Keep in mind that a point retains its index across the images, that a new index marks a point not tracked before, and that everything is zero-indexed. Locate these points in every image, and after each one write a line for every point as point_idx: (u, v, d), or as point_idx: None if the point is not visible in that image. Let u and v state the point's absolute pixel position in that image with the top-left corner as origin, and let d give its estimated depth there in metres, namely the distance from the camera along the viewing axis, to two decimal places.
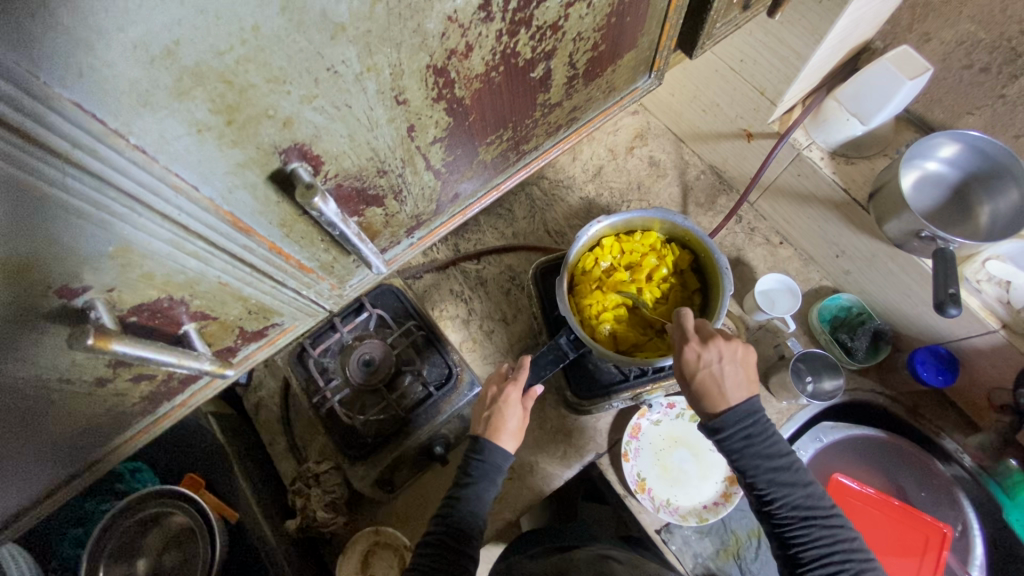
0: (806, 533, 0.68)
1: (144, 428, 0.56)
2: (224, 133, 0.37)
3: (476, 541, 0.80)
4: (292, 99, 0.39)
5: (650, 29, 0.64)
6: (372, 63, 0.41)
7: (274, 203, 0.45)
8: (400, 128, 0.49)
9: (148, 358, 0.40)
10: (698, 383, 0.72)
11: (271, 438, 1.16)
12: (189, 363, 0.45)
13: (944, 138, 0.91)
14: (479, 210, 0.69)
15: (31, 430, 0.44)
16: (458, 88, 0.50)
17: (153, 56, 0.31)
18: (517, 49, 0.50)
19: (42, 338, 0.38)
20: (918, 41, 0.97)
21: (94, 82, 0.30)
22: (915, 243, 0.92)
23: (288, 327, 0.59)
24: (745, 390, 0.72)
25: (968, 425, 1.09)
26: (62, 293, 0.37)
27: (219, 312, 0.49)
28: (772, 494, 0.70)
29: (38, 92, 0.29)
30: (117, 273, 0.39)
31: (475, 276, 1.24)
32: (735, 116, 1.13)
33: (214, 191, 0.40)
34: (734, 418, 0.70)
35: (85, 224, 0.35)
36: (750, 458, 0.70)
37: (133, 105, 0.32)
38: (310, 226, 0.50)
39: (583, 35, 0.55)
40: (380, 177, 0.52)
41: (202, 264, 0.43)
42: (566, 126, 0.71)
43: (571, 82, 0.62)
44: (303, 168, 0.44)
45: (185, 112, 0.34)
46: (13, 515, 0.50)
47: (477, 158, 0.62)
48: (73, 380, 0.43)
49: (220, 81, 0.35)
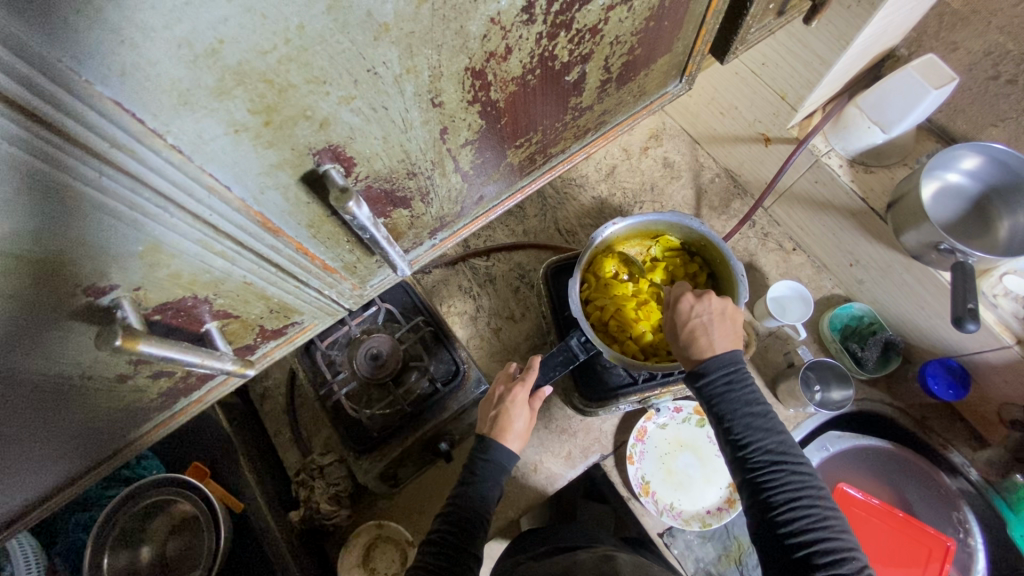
0: (776, 477, 0.68)
1: (160, 424, 0.56)
2: (260, 133, 0.37)
3: (480, 537, 0.80)
4: (330, 100, 0.38)
5: (685, 34, 0.62)
6: (412, 65, 0.40)
7: (304, 203, 0.44)
8: (433, 131, 0.48)
9: (174, 359, 0.39)
10: (689, 331, 0.77)
11: (276, 428, 1.16)
12: (212, 363, 0.43)
13: (966, 149, 0.90)
14: (502, 212, 0.69)
15: (50, 424, 0.44)
16: (494, 91, 0.49)
17: (196, 54, 0.30)
18: (555, 52, 0.49)
19: (67, 336, 0.38)
20: (944, 49, 0.96)
21: (135, 80, 0.29)
22: (933, 255, 0.91)
23: (307, 326, 0.58)
24: (732, 344, 0.77)
25: (977, 440, 1.08)
26: (89, 291, 0.36)
27: (242, 311, 0.48)
28: (747, 437, 0.71)
29: (78, 90, 0.28)
30: (144, 272, 0.38)
31: (485, 273, 1.23)
32: (753, 120, 1.11)
33: (246, 191, 0.40)
34: (717, 362, 0.74)
35: (117, 223, 0.34)
36: (728, 402, 0.72)
37: (172, 104, 0.31)
38: (338, 227, 0.49)
39: (620, 39, 0.54)
40: (410, 179, 0.51)
41: (229, 264, 0.43)
42: (595, 130, 0.70)
43: (604, 85, 0.61)
44: (335, 170, 0.43)
45: (224, 112, 0.34)
46: (25, 508, 0.50)
47: (504, 161, 0.61)
48: (95, 376, 0.43)
49: (261, 81, 0.34)
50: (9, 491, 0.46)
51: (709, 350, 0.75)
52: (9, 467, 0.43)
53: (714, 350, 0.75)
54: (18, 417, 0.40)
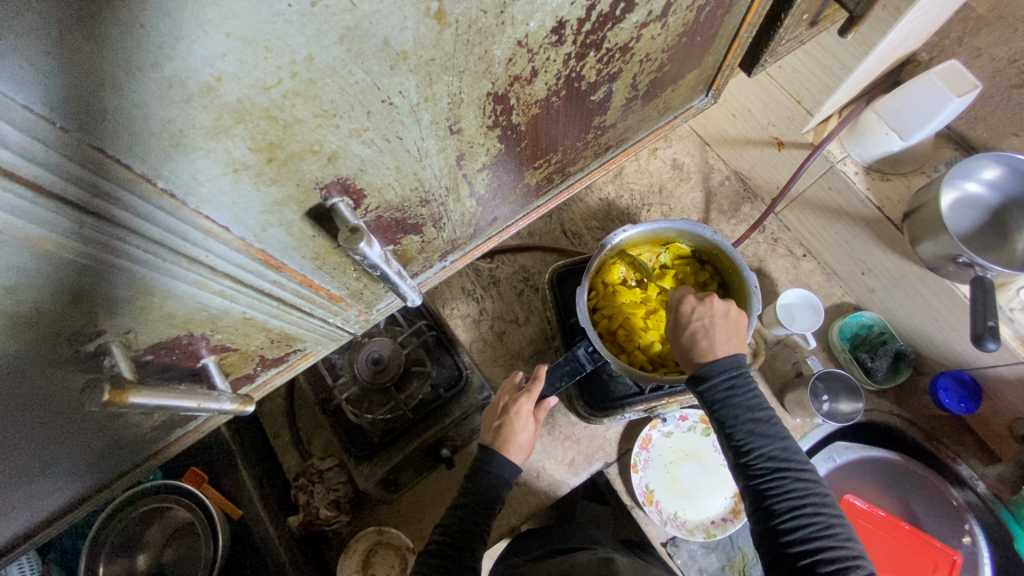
0: (780, 485, 0.66)
1: (155, 451, 0.55)
2: (263, 171, 0.34)
3: (479, 549, 0.78)
4: (340, 133, 0.35)
5: (716, 49, 0.59)
6: (430, 93, 0.38)
7: (310, 237, 0.42)
8: (450, 157, 0.46)
9: (171, 407, 0.36)
10: (690, 333, 0.74)
11: (275, 430, 1.12)
12: (209, 404, 0.41)
13: (986, 160, 0.88)
14: (517, 231, 0.66)
15: (40, 468, 0.42)
16: (516, 115, 0.46)
17: (190, 93, 0.27)
18: (583, 72, 0.47)
19: (51, 387, 0.35)
20: (968, 56, 0.92)
21: (120, 124, 0.27)
22: (950, 267, 0.89)
23: (309, 352, 0.56)
24: (735, 347, 0.74)
25: (987, 454, 1.07)
26: (74, 341, 0.34)
27: (240, 343, 0.46)
28: (750, 444, 0.69)
29: (55, 139, 0.26)
30: (134, 316, 0.36)
31: (489, 276, 1.16)
32: (767, 122, 1.08)
33: (246, 230, 0.37)
34: (719, 367, 0.71)
35: (104, 271, 0.32)
36: (730, 407, 0.70)
37: (163, 147, 0.29)
38: (343, 258, 0.47)
39: (651, 56, 0.51)
40: (422, 207, 0.49)
41: (227, 301, 0.40)
42: (614, 147, 0.68)
43: (629, 103, 0.58)
44: (344, 203, 0.41)
45: (222, 151, 0.31)
46: (8, 546, 0.47)
47: (521, 183, 0.58)
48: (84, 420, 0.41)
49: (264, 117, 0.31)
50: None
51: (710, 353, 0.73)
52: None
53: (715, 353, 0.72)
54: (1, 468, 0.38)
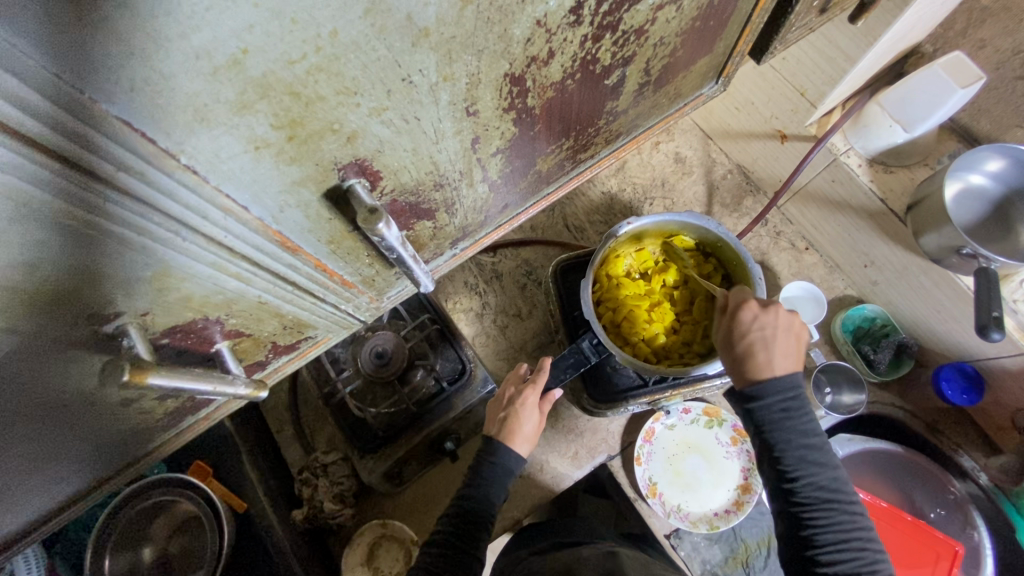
0: (824, 516, 0.66)
1: (166, 441, 0.54)
2: (283, 149, 0.34)
3: (484, 540, 0.79)
4: (360, 111, 0.35)
5: (727, 35, 0.59)
6: (449, 72, 0.38)
7: (325, 219, 0.42)
8: (465, 140, 0.46)
9: (187, 389, 0.36)
10: (747, 344, 0.71)
11: (279, 424, 1.13)
12: (224, 388, 0.40)
13: (992, 151, 0.88)
14: (525, 220, 0.66)
15: (54, 454, 0.42)
16: (531, 98, 0.46)
17: (216, 66, 0.27)
18: (597, 55, 0.46)
19: (69, 369, 0.35)
20: (973, 47, 0.92)
21: (148, 96, 0.27)
22: (953, 259, 0.89)
23: (321, 339, 0.56)
24: (793, 364, 0.71)
25: (989, 445, 1.07)
26: (94, 320, 0.34)
27: (255, 329, 0.46)
28: (799, 470, 0.67)
29: (83, 110, 0.26)
30: (153, 296, 0.36)
31: (491, 270, 1.18)
32: (770, 115, 1.08)
33: (264, 211, 0.37)
34: (777, 387, 0.68)
35: (124, 249, 0.32)
36: (783, 432, 0.68)
37: (188, 121, 0.29)
38: (357, 242, 0.47)
39: (663, 40, 0.51)
40: (437, 190, 0.49)
41: (243, 284, 0.40)
42: (624, 134, 0.68)
43: (641, 89, 0.58)
44: (360, 184, 0.41)
45: (245, 127, 0.31)
46: (14, 539, 0.47)
47: (533, 169, 0.58)
48: (100, 403, 0.41)
49: (287, 94, 0.31)
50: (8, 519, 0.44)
51: (767, 370, 0.70)
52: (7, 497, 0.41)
53: (774, 369, 0.69)
54: (19, 455, 0.38)
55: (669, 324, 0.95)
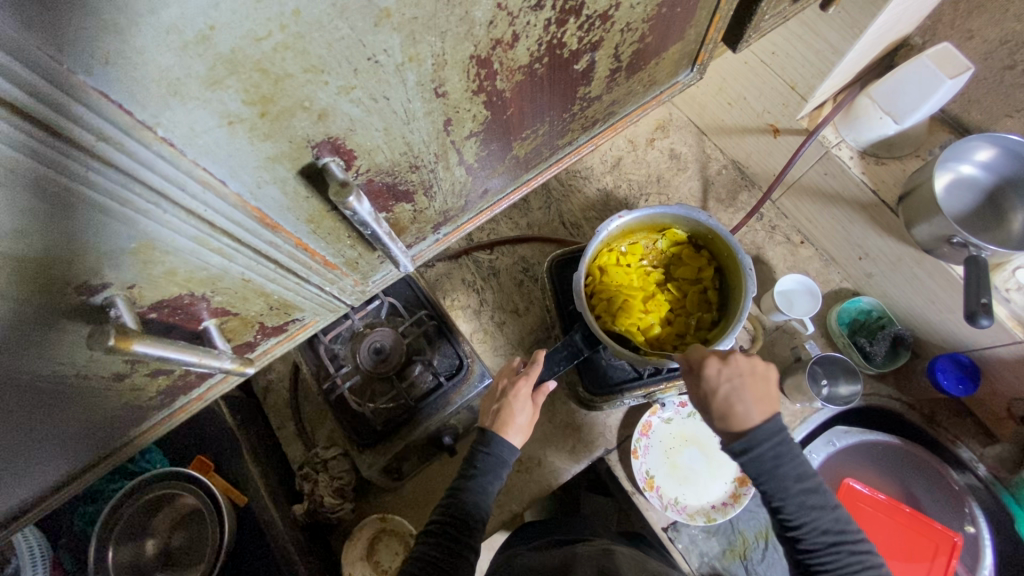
0: (835, 562, 0.65)
1: (161, 421, 0.56)
2: (256, 125, 0.36)
3: (479, 530, 0.80)
4: (329, 89, 0.37)
5: (698, 21, 0.61)
6: (415, 53, 0.39)
7: (304, 198, 0.43)
8: (436, 122, 0.47)
9: (170, 358, 0.38)
10: (722, 399, 0.70)
11: (280, 422, 1.14)
12: (209, 361, 0.43)
13: (981, 141, 0.88)
14: (507, 206, 0.69)
15: (48, 425, 0.44)
16: (499, 80, 0.48)
17: (186, 41, 0.29)
18: (564, 40, 0.48)
19: (61, 334, 0.38)
20: (959, 38, 0.93)
21: (122, 69, 0.28)
22: (945, 249, 0.89)
23: (308, 322, 0.58)
24: (770, 408, 0.69)
25: (986, 435, 1.07)
26: (81, 289, 0.36)
27: (240, 308, 0.48)
28: (799, 518, 0.66)
29: (61, 79, 0.27)
30: (138, 270, 0.38)
31: (488, 267, 1.22)
32: (762, 110, 1.09)
33: (243, 186, 0.39)
34: (762, 437, 0.66)
35: (108, 219, 0.34)
36: (779, 481, 0.66)
37: (162, 95, 0.30)
38: (338, 222, 0.48)
39: (631, 26, 0.52)
40: (413, 173, 0.51)
41: (226, 261, 0.42)
42: (603, 120, 0.70)
43: (613, 75, 0.59)
44: (335, 163, 0.42)
45: (217, 102, 0.33)
46: (19, 508, 0.51)
47: (509, 154, 0.60)
48: (91, 375, 0.43)
49: (256, 70, 0.33)
50: (2, 487, 0.46)
51: (747, 422, 0.68)
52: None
53: (753, 420, 0.67)
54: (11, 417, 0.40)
55: (663, 313, 0.96)
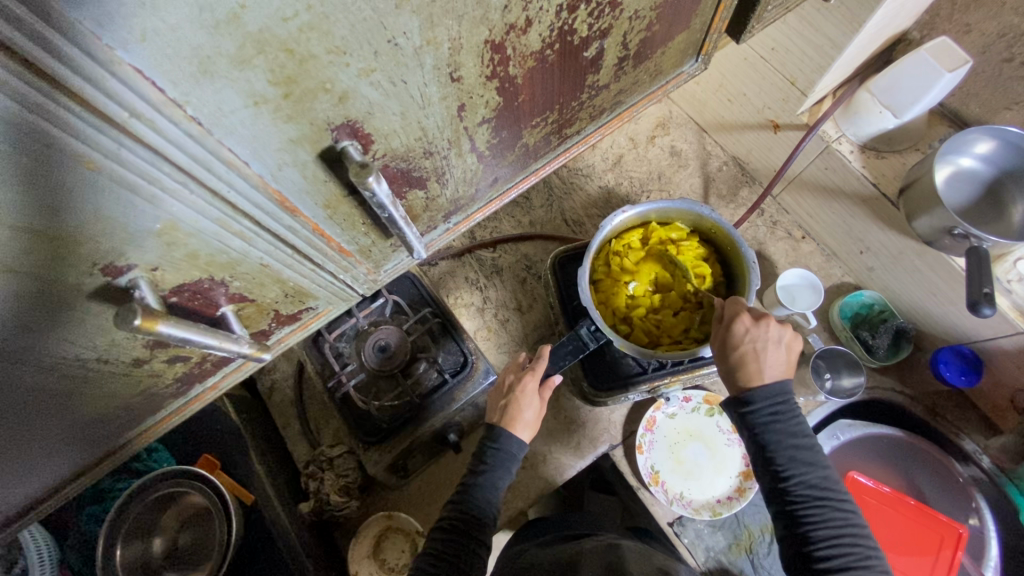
0: (819, 513, 0.67)
1: (174, 411, 0.57)
2: (280, 106, 0.36)
3: (489, 526, 0.80)
4: (349, 72, 0.38)
5: (702, 11, 0.61)
6: (432, 36, 0.40)
7: (322, 181, 0.44)
8: (451, 107, 0.48)
9: (191, 340, 0.39)
10: (740, 355, 0.73)
11: (285, 420, 1.15)
12: (231, 345, 0.45)
13: (982, 133, 0.89)
14: (517, 194, 0.69)
15: (65, 409, 0.45)
16: (512, 66, 0.48)
17: (218, 19, 0.30)
18: (574, 26, 0.49)
19: (84, 315, 0.39)
20: (959, 32, 0.94)
21: (156, 45, 0.29)
22: (946, 241, 0.89)
23: (321, 311, 0.59)
24: (783, 372, 0.73)
25: (990, 427, 1.08)
26: (106, 270, 0.37)
27: (257, 295, 0.49)
28: (790, 470, 0.69)
29: (99, 55, 0.28)
30: (161, 251, 0.38)
31: (492, 265, 1.23)
32: (762, 106, 1.10)
33: (264, 167, 0.40)
34: (767, 392, 0.71)
35: (135, 198, 0.34)
36: (774, 433, 0.70)
37: (193, 73, 0.31)
38: (353, 208, 0.49)
39: (639, 14, 0.53)
40: (425, 159, 0.51)
41: (246, 244, 0.43)
42: (610, 110, 0.71)
43: (620, 64, 0.60)
44: (354, 146, 0.43)
45: (244, 82, 0.33)
46: (32, 500, 0.51)
47: (520, 142, 0.61)
48: (112, 360, 0.44)
49: (282, 50, 0.33)
50: (20, 474, 0.47)
51: (757, 377, 0.72)
52: (16, 446, 0.44)
53: (763, 377, 0.72)
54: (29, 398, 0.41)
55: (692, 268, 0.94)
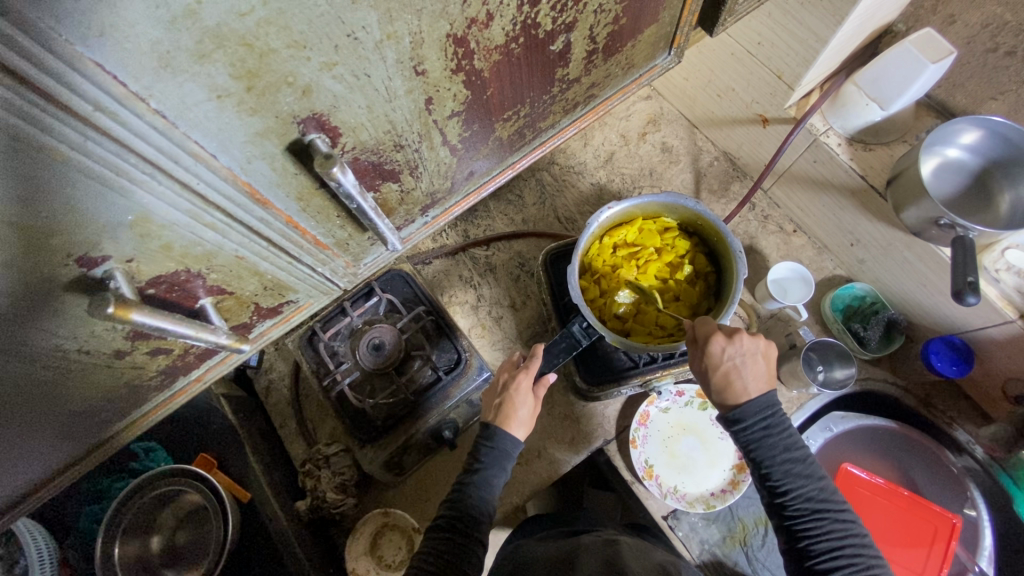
0: (818, 526, 0.68)
1: (161, 403, 0.58)
2: (243, 100, 0.37)
3: (484, 523, 0.81)
4: (311, 65, 0.39)
5: (671, 3, 0.63)
6: (392, 30, 0.41)
7: (292, 174, 0.45)
8: (418, 101, 0.49)
9: (166, 329, 0.41)
10: (722, 375, 0.72)
11: (282, 421, 1.16)
12: (206, 335, 0.47)
13: (966, 124, 0.89)
14: (493, 187, 0.70)
15: (49, 401, 0.46)
16: (477, 60, 0.49)
17: (174, 15, 0.30)
18: (538, 20, 0.49)
19: (62, 307, 0.40)
20: (942, 23, 0.95)
21: (115, 40, 0.30)
22: (933, 231, 0.90)
23: (303, 305, 0.61)
24: (766, 385, 0.74)
25: (982, 417, 1.08)
26: (81, 262, 0.38)
27: (236, 287, 0.50)
28: (786, 484, 0.70)
29: (61, 50, 0.29)
30: (135, 243, 0.40)
31: (485, 263, 1.23)
32: (751, 100, 1.10)
33: (232, 160, 0.41)
34: (753, 409, 0.71)
35: (105, 190, 0.35)
36: (767, 448, 0.71)
37: (153, 67, 0.32)
38: (326, 200, 0.51)
39: (603, 7, 0.54)
40: (397, 152, 0.53)
41: (220, 236, 0.44)
42: (584, 104, 0.72)
43: (590, 57, 0.61)
44: (320, 139, 0.44)
45: (206, 76, 0.34)
46: (20, 494, 0.52)
47: (493, 135, 0.62)
48: (92, 351, 0.45)
49: (241, 45, 0.34)
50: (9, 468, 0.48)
51: (744, 395, 0.72)
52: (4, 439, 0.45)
53: (749, 393, 0.72)
54: (14, 388, 0.42)
55: (670, 272, 0.97)
